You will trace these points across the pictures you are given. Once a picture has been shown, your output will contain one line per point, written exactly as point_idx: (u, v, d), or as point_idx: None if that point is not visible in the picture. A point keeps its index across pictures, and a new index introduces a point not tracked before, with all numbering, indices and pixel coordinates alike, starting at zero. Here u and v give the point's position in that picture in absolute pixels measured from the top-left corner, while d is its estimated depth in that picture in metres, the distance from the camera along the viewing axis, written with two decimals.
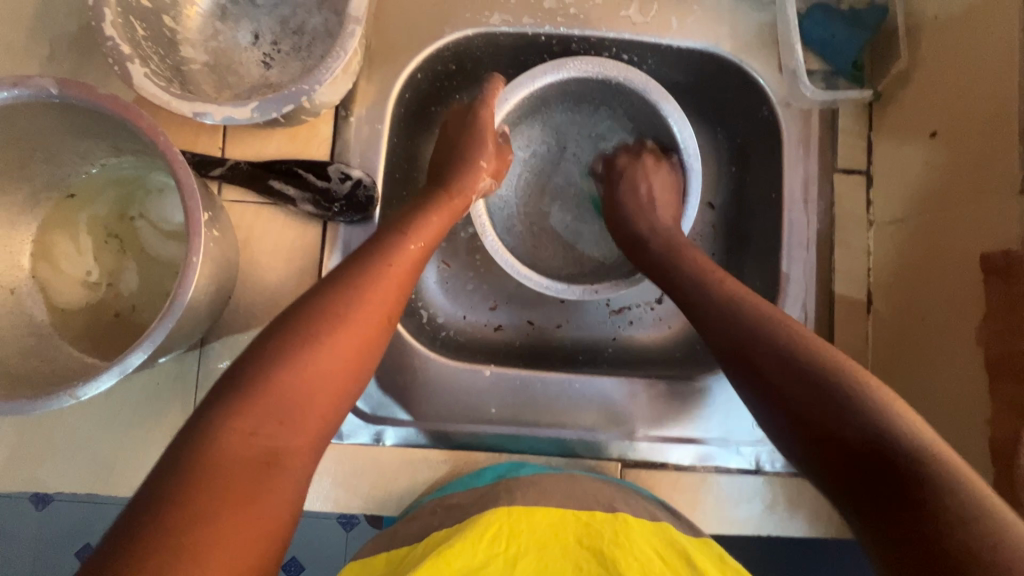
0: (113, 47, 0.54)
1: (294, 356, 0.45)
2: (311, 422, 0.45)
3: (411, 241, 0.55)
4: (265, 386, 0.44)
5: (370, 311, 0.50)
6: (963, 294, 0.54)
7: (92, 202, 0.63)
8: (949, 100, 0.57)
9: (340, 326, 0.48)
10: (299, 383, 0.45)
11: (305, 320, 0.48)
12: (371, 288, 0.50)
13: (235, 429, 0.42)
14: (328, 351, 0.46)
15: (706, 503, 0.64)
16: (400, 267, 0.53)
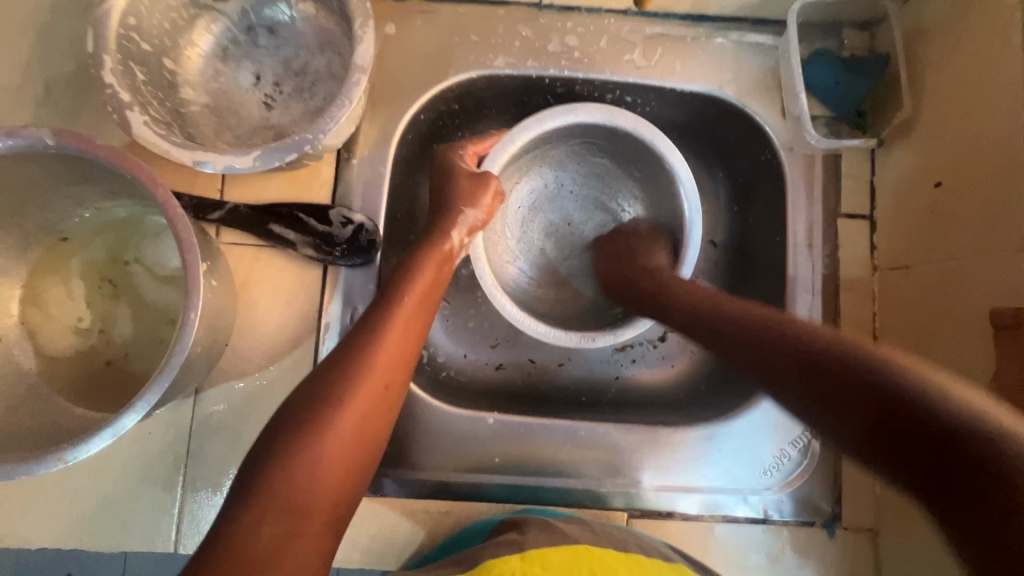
0: (112, 94, 0.53)
1: (293, 445, 0.43)
2: (320, 508, 0.43)
3: (408, 300, 0.53)
4: (269, 481, 0.41)
5: (369, 381, 0.47)
6: (974, 348, 0.53)
7: (86, 246, 0.61)
8: (953, 151, 0.57)
9: (336, 405, 0.45)
10: (303, 473, 0.42)
11: (301, 403, 0.45)
12: (369, 357, 0.48)
13: (242, 532, 0.39)
14: (328, 431, 0.44)
15: (714, 553, 0.63)
16: (397, 329, 0.50)
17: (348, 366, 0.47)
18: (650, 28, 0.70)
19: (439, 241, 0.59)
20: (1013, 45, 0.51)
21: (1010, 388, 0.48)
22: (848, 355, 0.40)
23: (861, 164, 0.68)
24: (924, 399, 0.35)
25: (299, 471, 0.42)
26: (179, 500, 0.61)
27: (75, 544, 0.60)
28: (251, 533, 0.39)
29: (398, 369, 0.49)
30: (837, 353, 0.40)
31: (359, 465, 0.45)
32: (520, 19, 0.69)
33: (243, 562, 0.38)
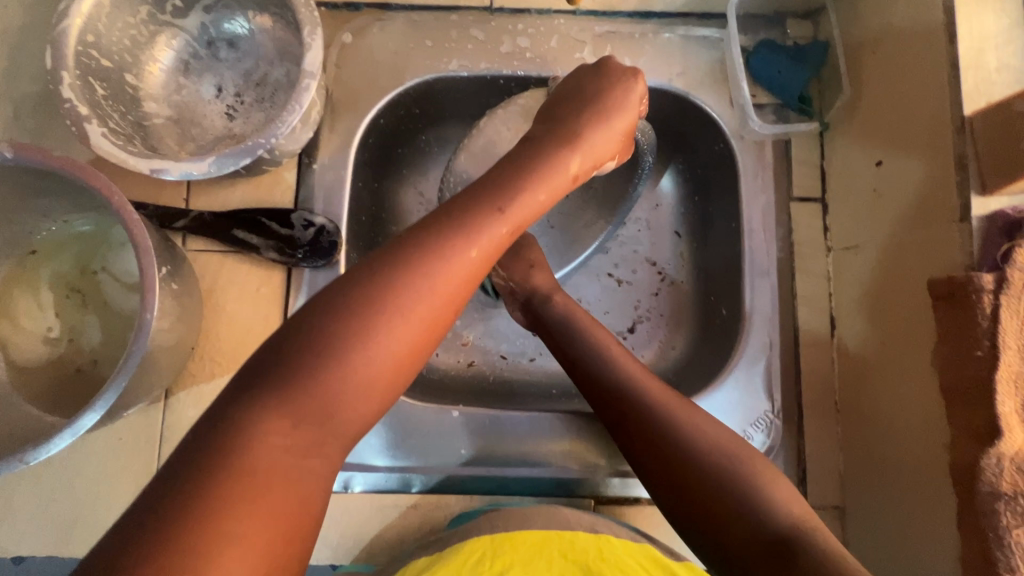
0: (71, 108, 0.55)
1: (343, 341, 0.40)
2: (351, 423, 0.42)
3: (503, 221, 0.46)
4: (316, 378, 0.40)
5: (432, 293, 0.42)
6: (919, 318, 0.54)
7: (54, 258, 0.63)
8: (891, 131, 0.59)
9: (399, 319, 0.41)
10: (348, 375, 0.40)
11: (371, 293, 0.41)
12: (449, 268, 0.43)
13: (269, 434, 0.39)
14: (383, 339, 0.41)
15: (682, 536, 0.64)
16: (483, 253, 0.45)
17: (426, 281, 0.42)
18: (599, 27, 0.72)
19: (557, 159, 0.53)
20: (936, 24, 0.53)
21: (950, 356, 0.49)
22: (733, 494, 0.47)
23: (810, 148, 0.70)
24: (788, 544, 0.43)
25: (346, 371, 0.40)
26: None
27: (51, 549, 0.61)
28: (274, 442, 0.39)
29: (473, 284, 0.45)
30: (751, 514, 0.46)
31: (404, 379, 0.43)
32: (472, 24, 0.71)
33: (250, 471, 0.38)
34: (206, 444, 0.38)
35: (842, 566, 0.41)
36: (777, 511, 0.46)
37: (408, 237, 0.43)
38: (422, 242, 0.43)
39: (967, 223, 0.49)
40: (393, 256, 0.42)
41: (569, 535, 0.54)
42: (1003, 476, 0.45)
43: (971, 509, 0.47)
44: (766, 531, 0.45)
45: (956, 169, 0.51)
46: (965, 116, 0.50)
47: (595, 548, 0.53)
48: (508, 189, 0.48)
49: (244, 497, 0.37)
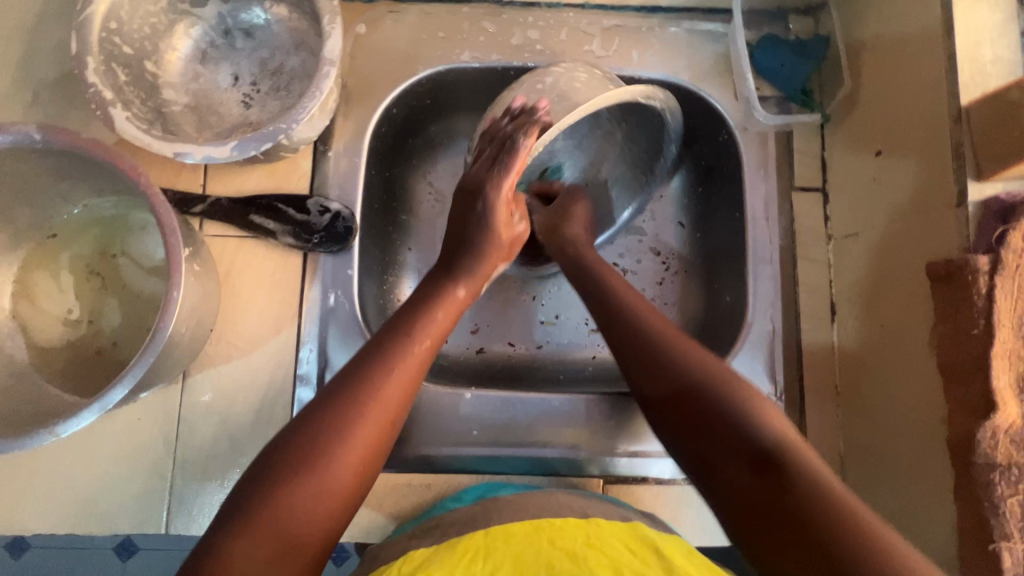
0: (95, 93, 0.56)
1: (310, 453, 0.44)
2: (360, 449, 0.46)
3: (441, 311, 0.56)
4: (282, 484, 0.42)
5: (435, 324, 0.54)
6: (917, 301, 0.56)
7: (73, 242, 0.64)
8: (890, 122, 0.61)
9: (359, 420, 0.46)
10: (315, 492, 0.43)
11: (320, 416, 0.46)
12: (386, 380, 0.49)
13: (242, 548, 0.40)
14: (350, 449, 0.45)
15: (687, 515, 0.65)
16: (424, 347, 0.52)
17: (376, 377, 0.48)
18: (607, 21, 0.74)
19: (473, 257, 0.61)
20: (934, 18, 0.55)
21: (947, 335, 0.51)
22: (726, 412, 0.47)
23: (811, 140, 0.72)
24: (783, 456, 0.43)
25: (316, 487, 0.43)
26: (171, 483, 0.63)
27: (71, 527, 0.62)
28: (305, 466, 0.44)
29: (417, 383, 0.51)
30: (744, 427, 0.46)
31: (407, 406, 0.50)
32: (483, 17, 0.73)
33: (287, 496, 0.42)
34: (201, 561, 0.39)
35: (825, 488, 0.41)
36: (784, 435, 0.45)
37: (372, 345, 0.51)
38: (425, 295, 0.57)
39: (964, 207, 0.52)
40: (354, 367, 0.49)
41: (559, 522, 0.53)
42: (998, 447, 0.47)
43: (969, 480, 0.49)
44: (771, 449, 0.44)
45: (953, 156, 0.53)
46: (961, 106, 0.52)
47: (583, 537, 0.51)
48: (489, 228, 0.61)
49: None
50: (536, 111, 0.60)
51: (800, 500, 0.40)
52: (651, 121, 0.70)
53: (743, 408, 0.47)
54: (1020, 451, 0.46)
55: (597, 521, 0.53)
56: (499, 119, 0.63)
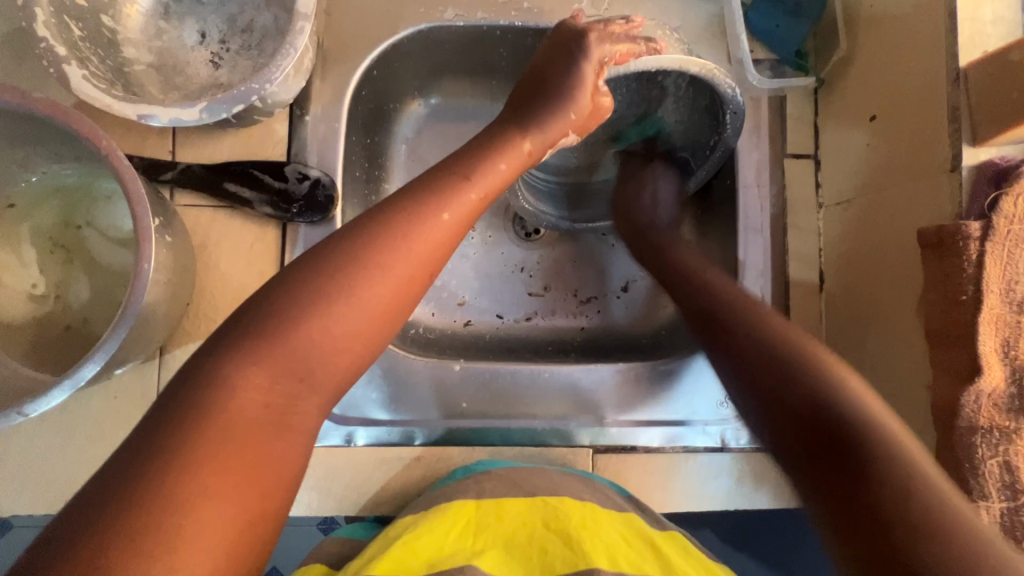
0: (46, 48, 0.52)
1: (324, 300, 0.42)
2: (335, 368, 0.43)
3: (474, 189, 0.51)
4: (289, 326, 0.41)
5: (431, 227, 0.47)
6: (908, 270, 0.56)
7: (34, 212, 0.60)
8: (885, 85, 0.60)
9: (377, 276, 0.44)
10: (322, 335, 0.42)
11: (339, 260, 0.44)
12: (413, 243, 0.46)
13: (245, 400, 0.39)
14: (362, 305, 0.43)
15: (675, 485, 0.66)
16: (456, 216, 0.48)
17: (400, 238, 0.45)
18: None
19: (512, 141, 0.57)
20: None
21: (934, 302, 0.52)
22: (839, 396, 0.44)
23: (804, 104, 0.71)
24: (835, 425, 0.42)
25: (323, 333, 0.42)
26: None
27: (48, 508, 0.60)
28: (254, 400, 0.40)
29: (442, 253, 0.48)
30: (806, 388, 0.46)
31: (394, 320, 0.45)
32: None
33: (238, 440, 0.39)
34: (186, 395, 0.38)
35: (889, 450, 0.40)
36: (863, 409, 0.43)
37: (400, 202, 0.47)
38: (422, 190, 0.49)
39: (957, 173, 0.51)
40: (378, 216, 0.46)
41: (553, 502, 0.56)
42: (981, 411, 0.48)
43: (951, 444, 0.50)
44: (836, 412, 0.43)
45: (950, 119, 0.52)
46: (960, 68, 0.51)
47: (579, 518, 0.55)
48: (499, 147, 0.56)
49: (222, 463, 0.37)
50: (592, 44, 0.59)
51: (869, 465, 0.39)
52: (705, 124, 0.68)
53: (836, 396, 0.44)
54: (1002, 414, 0.47)
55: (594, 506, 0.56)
56: (546, 60, 0.61)
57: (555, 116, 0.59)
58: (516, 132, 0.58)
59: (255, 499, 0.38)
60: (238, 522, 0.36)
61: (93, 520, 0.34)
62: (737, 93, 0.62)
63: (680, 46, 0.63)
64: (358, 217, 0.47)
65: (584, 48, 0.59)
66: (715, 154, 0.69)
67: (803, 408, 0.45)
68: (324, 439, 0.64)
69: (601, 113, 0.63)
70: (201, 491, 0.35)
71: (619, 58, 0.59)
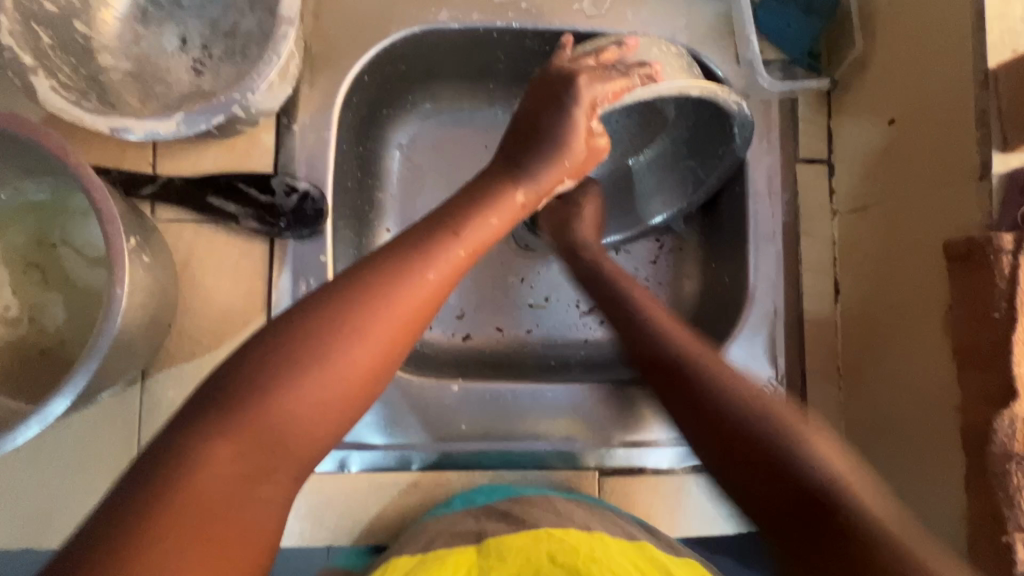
0: (12, 57, 0.48)
1: (296, 368, 0.38)
2: (306, 445, 0.39)
3: (463, 243, 0.47)
4: (256, 397, 0.38)
5: (415, 291, 0.43)
6: (933, 283, 0.53)
7: (5, 230, 0.57)
8: (904, 87, 0.57)
9: (352, 340, 0.40)
10: (291, 409, 0.38)
11: (315, 321, 0.40)
12: (393, 307, 0.42)
13: (219, 451, 0.36)
14: (335, 377, 0.39)
15: (685, 507, 0.63)
16: (442, 276, 0.44)
17: (379, 300, 0.41)
18: None
19: (503, 189, 0.53)
20: None
21: (963, 318, 0.48)
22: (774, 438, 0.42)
23: (817, 107, 0.67)
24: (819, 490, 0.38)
25: (291, 408, 0.38)
26: None
27: (26, 542, 0.57)
28: (231, 449, 0.36)
29: (425, 318, 0.43)
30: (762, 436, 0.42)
31: (372, 390, 0.41)
32: None
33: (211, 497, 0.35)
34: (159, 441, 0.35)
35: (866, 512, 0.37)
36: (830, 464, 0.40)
37: (383, 258, 0.44)
38: (408, 244, 0.45)
39: (986, 180, 0.48)
40: (360, 274, 0.42)
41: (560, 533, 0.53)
42: (1016, 437, 0.44)
43: (983, 470, 0.47)
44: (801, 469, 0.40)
45: (977, 125, 0.48)
46: (989, 69, 0.48)
47: (585, 550, 0.52)
48: (488, 194, 0.52)
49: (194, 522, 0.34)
50: (583, 87, 0.55)
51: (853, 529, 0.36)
52: (710, 136, 0.66)
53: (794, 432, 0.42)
54: None
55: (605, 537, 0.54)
56: (535, 96, 0.58)
57: (544, 161, 0.56)
58: (505, 177, 0.54)
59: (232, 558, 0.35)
60: None
61: None
62: (744, 106, 0.60)
63: (681, 62, 0.60)
64: (341, 272, 0.43)
65: (573, 91, 0.55)
66: (722, 165, 0.67)
67: (756, 448, 0.42)
68: (316, 465, 0.61)
69: (597, 156, 0.60)
70: (171, 558, 0.32)
71: (612, 97, 0.55)
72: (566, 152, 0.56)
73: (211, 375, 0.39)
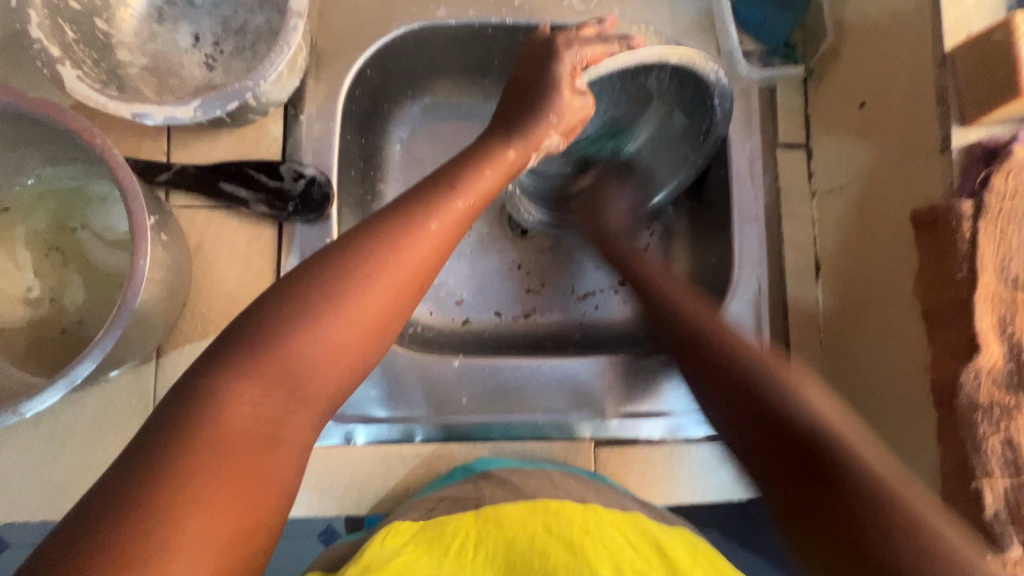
0: (41, 49, 0.52)
1: (319, 310, 0.42)
2: (323, 388, 0.42)
3: (462, 197, 0.51)
4: (282, 338, 0.41)
5: (418, 245, 0.47)
6: (904, 252, 0.56)
7: (29, 216, 0.60)
8: (873, 72, 0.61)
9: (363, 293, 0.43)
10: (309, 355, 0.41)
11: (332, 270, 0.44)
12: (399, 260, 0.45)
13: (238, 401, 0.39)
14: (357, 315, 0.43)
15: (678, 476, 0.66)
16: (442, 231, 0.48)
17: (386, 255, 0.45)
18: None
19: (494, 150, 0.58)
20: None
21: (931, 282, 0.52)
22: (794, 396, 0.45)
23: (794, 95, 0.71)
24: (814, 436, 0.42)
25: (316, 345, 0.41)
26: None
27: (45, 514, 0.59)
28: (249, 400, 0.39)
29: (431, 268, 0.48)
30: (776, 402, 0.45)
31: (382, 338, 0.45)
32: None
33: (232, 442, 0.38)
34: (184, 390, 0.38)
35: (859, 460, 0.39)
36: (825, 417, 0.43)
37: (388, 213, 0.48)
38: (409, 204, 0.49)
39: (947, 153, 0.52)
40: (366, 234, 0.46)
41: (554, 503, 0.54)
42: (980, 389, 0.48)
43: (952, 422, 0.50)
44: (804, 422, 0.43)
45: (938, 103, 0.52)
46: (946, 50, 0.52)
47: (580, 522, 0.53)
48: (482, 158, 0.56)
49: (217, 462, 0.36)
50: (563, 50, 0.59)
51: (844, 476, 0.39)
52: (692, 114, 0.69)
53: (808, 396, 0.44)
54: (1001, 391, 0.48)
55: (598, 509, 0.54)
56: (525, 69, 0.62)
57: (537, 121, 0.60)
58: (498, 143, 0.58)
59: (255, 500, 0.38)
60: (236, 524, 0.36)
61: (88, 515, 0.33)
62: (721, 76, 0.63)
63: (661, 42, 0.64)
64: (347, 236, 0.47)
65: (556, 54, 0.59)
66: (706, 143, 0.70)
67: (755, 402, 0.46)
68: (324, 438, 0.63)
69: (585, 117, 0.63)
70: (205, 497, 0.35)
71: (592, 60, 0.60)
72: (554, 110, 0.60)
73: (227, 334, 0.42)
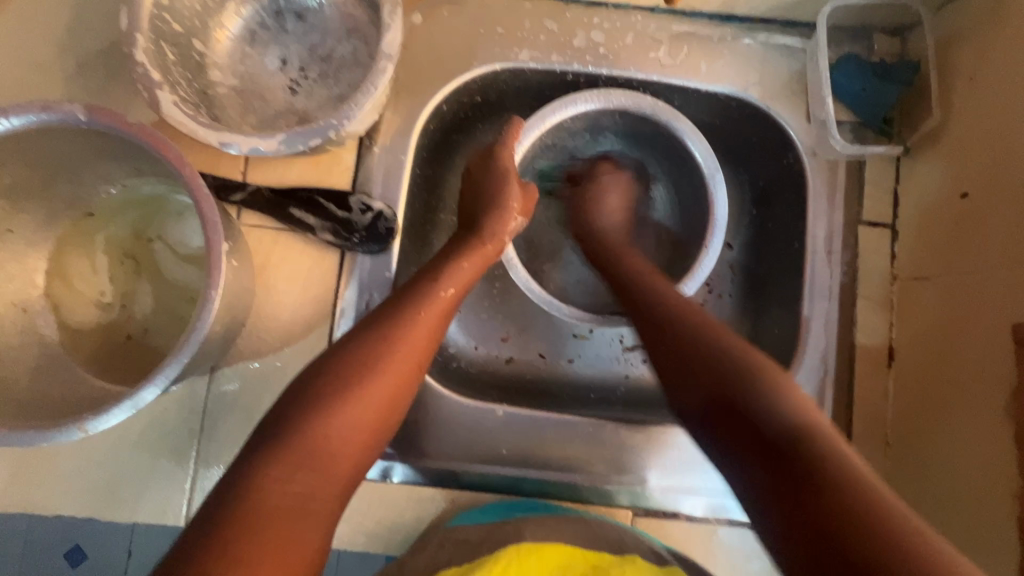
0: (143, 73, 0.54)
1: (326, 404, 0.44)
2: (344, 466, 0.44)
3: (446, 283, 0.54)
4: (301, 431, 0.43)
5: (414, 330, 0.50)
6: (1001, 366, 0.52)
7: (110, 222, 0.62)
8: (981, 162, 0.57)
9: (372, 375, 0.46)
10: (329, 436, 0.43)
11: (344, 366, 0.46)
12: (399, 341, 0.49)
13: (270, 477, 0.41)
14: (365, 412, 0.45)
15: (718, 557, 0.63)
16: (431, 314, 0.51)
17: (387, 342, 0.48)
18: (677, 27, 0.69)
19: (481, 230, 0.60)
20: None
21: None
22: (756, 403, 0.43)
23: (885, 171, 0.67)
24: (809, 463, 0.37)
25: (334, 432, 0.44)
26: (191, 475, 0.62)
27: (92, 512, 0.62)
28: (282, 482, 0.41)
29: (429, 348, 0.51)
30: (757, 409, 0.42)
31: (391, 417, 0.48)
32: (547, 13, 0.69)
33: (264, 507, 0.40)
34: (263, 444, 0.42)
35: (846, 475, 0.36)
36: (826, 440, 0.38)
37: (387, 304, 0.51)
38: (402, 292, 0.53)
39: None
40: (373, 323, 0.50)
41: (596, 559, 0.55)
42: None
43: None
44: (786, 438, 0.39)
45: None
46: None
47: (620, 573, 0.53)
48: (459, 249, 0.58)
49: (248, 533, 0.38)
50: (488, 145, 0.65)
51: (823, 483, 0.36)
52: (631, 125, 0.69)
53: (735, 360, 0.46)
54: None
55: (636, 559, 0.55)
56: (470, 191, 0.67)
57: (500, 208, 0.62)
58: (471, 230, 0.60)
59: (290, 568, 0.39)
60: None
61: None
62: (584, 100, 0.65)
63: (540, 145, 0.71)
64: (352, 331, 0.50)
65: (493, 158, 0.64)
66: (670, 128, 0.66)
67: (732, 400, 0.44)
68: None
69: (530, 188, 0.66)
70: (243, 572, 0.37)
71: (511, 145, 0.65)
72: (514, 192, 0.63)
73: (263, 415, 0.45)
